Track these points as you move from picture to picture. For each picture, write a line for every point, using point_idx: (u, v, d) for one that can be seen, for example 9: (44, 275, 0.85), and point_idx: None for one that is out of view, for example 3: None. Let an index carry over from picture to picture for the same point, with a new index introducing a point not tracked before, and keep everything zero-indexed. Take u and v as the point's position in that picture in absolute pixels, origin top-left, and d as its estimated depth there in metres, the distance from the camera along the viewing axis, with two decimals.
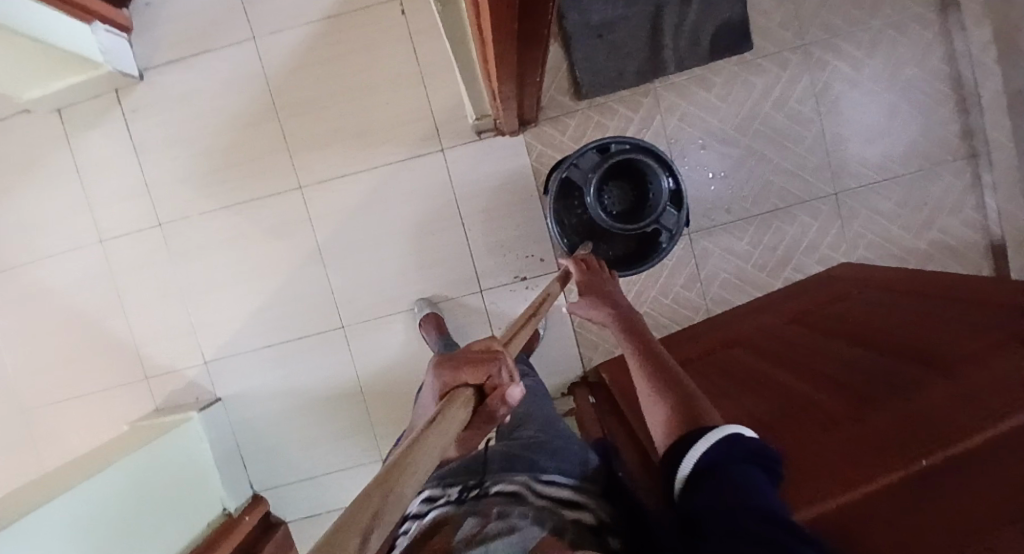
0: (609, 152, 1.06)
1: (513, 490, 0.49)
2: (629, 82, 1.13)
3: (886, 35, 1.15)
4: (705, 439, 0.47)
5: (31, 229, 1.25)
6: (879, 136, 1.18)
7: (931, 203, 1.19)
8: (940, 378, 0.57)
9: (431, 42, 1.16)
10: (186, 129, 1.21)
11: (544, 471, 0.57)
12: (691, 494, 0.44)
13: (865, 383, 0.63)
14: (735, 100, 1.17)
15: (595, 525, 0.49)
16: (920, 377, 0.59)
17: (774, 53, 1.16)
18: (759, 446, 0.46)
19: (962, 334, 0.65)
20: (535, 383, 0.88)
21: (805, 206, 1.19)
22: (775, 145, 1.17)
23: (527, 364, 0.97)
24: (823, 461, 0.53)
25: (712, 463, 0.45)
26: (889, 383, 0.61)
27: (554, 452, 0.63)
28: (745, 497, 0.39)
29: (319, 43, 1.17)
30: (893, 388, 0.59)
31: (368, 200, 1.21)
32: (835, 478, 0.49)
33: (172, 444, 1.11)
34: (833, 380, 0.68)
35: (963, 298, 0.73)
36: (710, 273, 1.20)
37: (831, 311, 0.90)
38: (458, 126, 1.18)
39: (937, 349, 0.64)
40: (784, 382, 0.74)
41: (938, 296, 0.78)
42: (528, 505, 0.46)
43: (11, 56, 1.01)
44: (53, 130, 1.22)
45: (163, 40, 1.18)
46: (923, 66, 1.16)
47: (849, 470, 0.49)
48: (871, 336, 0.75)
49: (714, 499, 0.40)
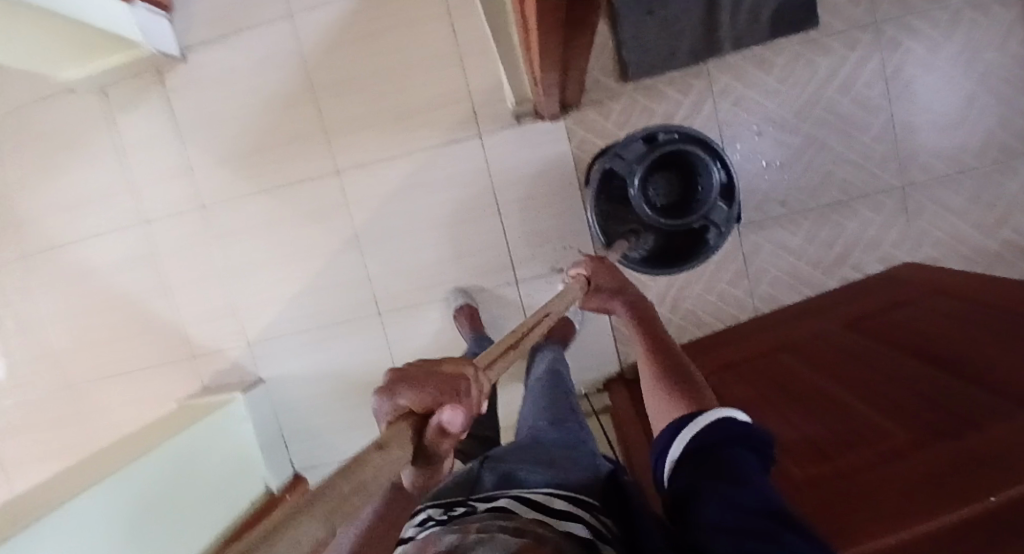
0: (657, 141, 1.00)
1: (503, 504, 0.46)
2: (680, 63, 1.06)
3: (972, 10, 1.04)
4: (694, 423, 0.44)
5: (79, 209, 1.28)
6: (958, 124, 1.07)
7: (1012, 199, 1.08)
8: (1007, 401, 0.54)
9: (472, 22, 1.11)
10: (226, 111, 1.21)
11: (542, 479, 0.53)
12: (680, 478, 0.42)
13: (923, 406, 0.59)
14: (795, 83, 1.08)
15: (592, 534, 0.44)
16: (988, 401, 0.55)
17: (841, 32, 1.06)
18: (752, 429, 0.44)
19: None
20: (551, 388, 0.84)
21: (868, 200, 1.10)
22: (837, 133, 1.09)
23: (550, 366, 0.93)
24: (874, 493, 0.51)
25: (700, 446, 0.43)
26: (952, 407, 0.57)
27: (557, 461, 0.58)
28: (736, 481, 0.37)
29: (358, 23, 1.14)
30: (954, 415, 0.56)
31: (403, 185, 1.19)
32: (891, 513, 0.47)
33: (214, 424, 1.13)
34: (890, 400, 0.64)
35: None
36: (759, 269, 1.13)
37: (896, 317, 0.83)
38: (498, 110, 1.14)
39: (1010, 365, 0.59)
40: (841, 399, 0.69)
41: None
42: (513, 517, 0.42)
43: (56, 37, 1.02)
44: (98, 111, 1.24)
45: (203, 20, 1.17)
46: (1013, 46, 1.04)
47: (905, 505, 0.48)
48: (940, 348, 0.68)
49: (703, 484, 0.38)
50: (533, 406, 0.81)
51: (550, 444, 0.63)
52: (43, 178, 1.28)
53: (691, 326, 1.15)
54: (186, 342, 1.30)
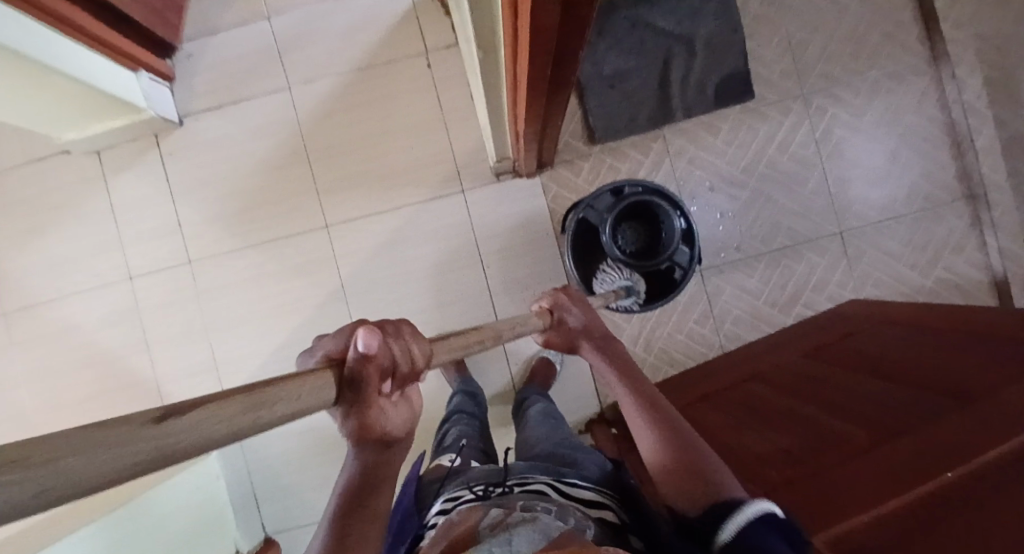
0: (622, 194, 1.12)
1: (536, 490, 0.59)
2: (640, 128, 1.21)
3: (883, 84, 1.23)
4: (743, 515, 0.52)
5: (63, 265, 1.30)
6: (881, 178, 1.23)
7: (935, 242, 1.23)
8: (956, 410, 0.63)
9: (455, 92, 1.24)
10: (220, 171, 1.27)
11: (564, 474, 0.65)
12: None
13: (880, 415, 0.68)
14: (741, 144, 1.23)
15: (613, 525, 0.59)
16: (937, 410, 0.64)
17: (776, 102, 1.23)
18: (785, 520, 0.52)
19: (988, 363, 0.68)
20: (547, 411, 0.96)
21: (813, 244, 1.23)
22: (780, 187, 1.23)
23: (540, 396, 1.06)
24: (838, 488, 0.59)
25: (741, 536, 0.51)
26: (906, 415, 0.66)
27: (570, 461, 0.70)
28: None
29: (350, 92, 1.25)
30: (908, 421, 0.65)
31: (390, 238, 1.26)
32: (852, 504, 0.56)
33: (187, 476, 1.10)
34: (851, 411, 0.72)
35: (977, 331, 0.76)
36: (722, 309, 1.22)
37: (846, 345, 0.92)
38: (479, 169, 1.24)
39: (952, 381, 0.68)
40: (807, 414, 0.76)
41: (951, 329, 0.80)
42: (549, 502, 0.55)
43: (60, 101, 1.07)
44: (92, 171, 1.28)
45: (202, 89, 1.26)
46: (918, 114, 1.23)
47: (865, 496, 0.56)
48: (889, 368, 0.78)
49: None
50: (532, 416, 0.92)
51: (560, 447, 0.74)
52: (29, 235, 1.30)
53: (664, 364, 1.22)
54: (163, 397, 1.28)
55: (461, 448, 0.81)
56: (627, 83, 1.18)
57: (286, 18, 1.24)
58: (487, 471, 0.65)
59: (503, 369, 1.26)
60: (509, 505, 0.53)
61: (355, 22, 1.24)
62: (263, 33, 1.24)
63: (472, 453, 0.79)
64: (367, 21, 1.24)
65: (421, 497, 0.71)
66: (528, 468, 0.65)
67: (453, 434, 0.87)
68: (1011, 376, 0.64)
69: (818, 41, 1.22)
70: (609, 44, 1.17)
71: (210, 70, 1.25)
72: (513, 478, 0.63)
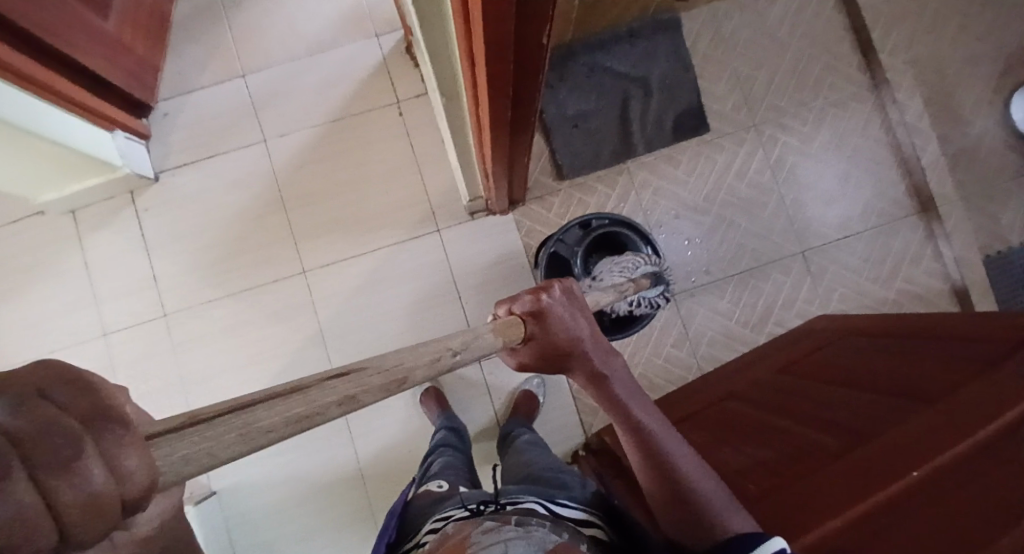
0: (592, 227, 1.16)
1: (527, 506, 0.60)
2: (604, 163, 1.27)
3: (828, 112, 1.31)
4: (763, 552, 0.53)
5: (34, 325, 1.27)
6: (836, 199, 1.30)
7: (892, 256, 1.29)
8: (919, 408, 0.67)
9: (427, 138, 1.29)
10: (196, 223, 1.28)
11: (555, 495, 0.66)
12: None
13: (851, 418, 0.71)
14: (702, 173, 1.29)
15: (603, 541, 0.60)
16: (902, 408, 0.68)
17: (730, 133, 1.30)
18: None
19: (944, 363, 0.73)
20: (533, 437, 0.96)
21: (778, 264, 1.28)
22: (742, 212, 1.29)
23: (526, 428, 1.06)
24: (822, 489, 0.61)
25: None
26: (874, 416, 0.69)
27: (558, 483, 0.70)
28: None
29: (325, 142, 1.29)
30: (878, 420, 0.68)
31: (368, 280, 1.27)
32: (841, 502, 0.58)
33: None
34: (823, 418, 0.75)
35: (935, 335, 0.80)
36: (697, 332, 1.25)
37: (815, 358, 0.95)
38: (453, 209, 1.28)
39: (913, 382, 0.72)
40: (782, 425, 0.79)
41: (911, 334, 0.84)
42: (541, 515, 0.56)
43: (36, 165, 1.08)
44: (66, 229, 1.29)
45: (177, 145, 1.29)
46: (863, 138, 1.31)
47: (850, 494, 0.59)
48: (853, 376, 0.81)
49: None
50: (516, 445, 0.92)
51: (546, 470, 0.75)
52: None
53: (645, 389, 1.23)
54: None
55: (448, 476, 0.80)
56: (589, 122, 1.25)
57: (261, 76, 1.29)
58: (478, 494, 0.65)
59: (486, 405, 1.26)
60: (502, 516, 0.54)
61: (328, 77, 1.29)
62: (239, 91, 1.28)
63: (460, 480, 0.78)
64: (339, 75, 1.29)
65: (407, 521, 0.70)
66: (518, 489, 0.66)
67: (439, 464, 0.87)
68: (966, 374, 0.68)
69: (765, 76, 1.31)
70: (570, 87, 1.24)
71: (185, 127, 1.28)
72: (502, 498, 0.63)
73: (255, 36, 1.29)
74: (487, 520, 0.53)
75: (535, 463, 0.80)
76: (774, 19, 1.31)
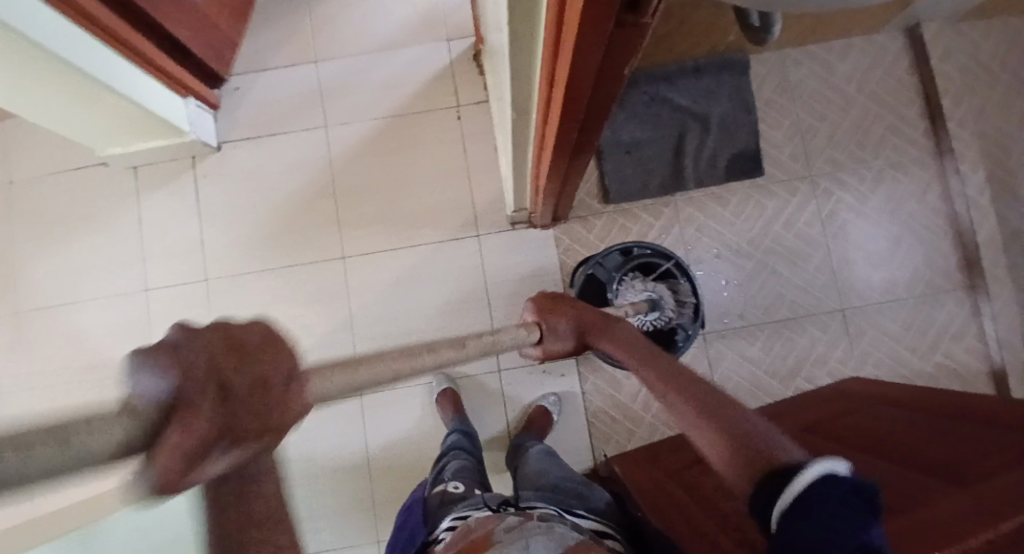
0: (631, 254, 1.16)
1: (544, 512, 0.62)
2: (652, 193, 1.27)
3: (888, 173, 1.29)
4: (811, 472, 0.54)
5: (84, 271, 1.33)
6: (884, 262, 1.27)
7: (936, 328, 1.25)
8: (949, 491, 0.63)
9: (481, 144, 1.31)
10: (248, 196, 1.33)
11: (571, 505, 0.67)
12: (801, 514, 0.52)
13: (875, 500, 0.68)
14: (749, 217, 1.28)
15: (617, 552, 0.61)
16: (932, 492, 0.64)
17: (783, 181, 1.29)
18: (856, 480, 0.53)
19: (981, 446, 0.70)
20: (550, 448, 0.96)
21: (814, 319, 1.25)
22: (785, 261, 1.27)
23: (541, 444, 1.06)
24: None
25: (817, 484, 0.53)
26: (899, 498, 0.66)
27: (575, 493, 0.72)
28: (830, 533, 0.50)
29: (382, 135, 1.32)
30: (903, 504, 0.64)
31: (403, 275, 1.29)
32: None
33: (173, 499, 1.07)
34: None
35: (974, 416, 0.77)
36: (722, 376, 1.23)
37: (845, 421, 0.92)
38: (496, 217, 1.30)
39: (946, 465, 0.69)
40: None
41: (950, 412, 0.81)
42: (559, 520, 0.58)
43: (111, 120, 1.13)
44: (126, 185, 1.34)
45: (242, 119, 1.33)
46: (920, 204, 1.28)
47: None
48: (882, 450, 0.78)
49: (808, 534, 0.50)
50: (534, 453, 0.93)
51: (563, 479, 0.76)
52: (55, 240, 1.34)
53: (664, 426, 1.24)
54: None
55: (464, 476, 0.81)
56: (642, 151, 1.25)
57: (331, 65, 1.33)
58: (497, 495, 0.68)
59: (500, 415, 1.26)
60: (526, 515, 0.57)
61: (394, 74, 1.33)
62: (308, 77, 1.33)
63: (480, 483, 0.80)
64: (406, 74, 1.33)
65: (428, 516, 0.73)
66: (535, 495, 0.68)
67: (455, 465, 0.88)
68: (1001, 459, 0.65)
69: (826, 128, 1.29)
70: (629, 113, 1.24)
71: (253, 103, 1.33)
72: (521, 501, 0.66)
73: (330, 26, 1.33)
74: (508, 520, 0.56)
75: (552, 469, 0.82)
76: (844, 73, 1.30)
